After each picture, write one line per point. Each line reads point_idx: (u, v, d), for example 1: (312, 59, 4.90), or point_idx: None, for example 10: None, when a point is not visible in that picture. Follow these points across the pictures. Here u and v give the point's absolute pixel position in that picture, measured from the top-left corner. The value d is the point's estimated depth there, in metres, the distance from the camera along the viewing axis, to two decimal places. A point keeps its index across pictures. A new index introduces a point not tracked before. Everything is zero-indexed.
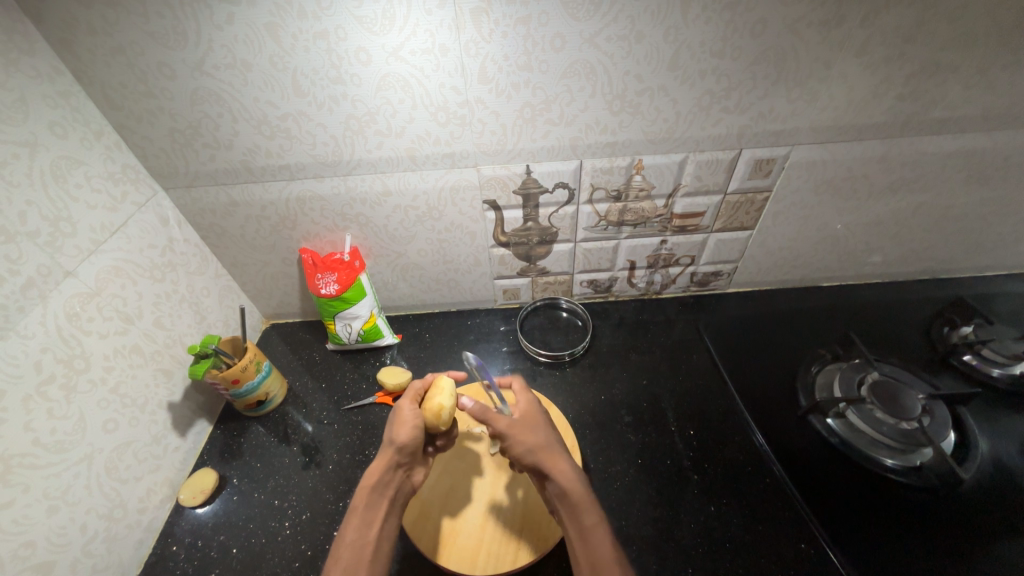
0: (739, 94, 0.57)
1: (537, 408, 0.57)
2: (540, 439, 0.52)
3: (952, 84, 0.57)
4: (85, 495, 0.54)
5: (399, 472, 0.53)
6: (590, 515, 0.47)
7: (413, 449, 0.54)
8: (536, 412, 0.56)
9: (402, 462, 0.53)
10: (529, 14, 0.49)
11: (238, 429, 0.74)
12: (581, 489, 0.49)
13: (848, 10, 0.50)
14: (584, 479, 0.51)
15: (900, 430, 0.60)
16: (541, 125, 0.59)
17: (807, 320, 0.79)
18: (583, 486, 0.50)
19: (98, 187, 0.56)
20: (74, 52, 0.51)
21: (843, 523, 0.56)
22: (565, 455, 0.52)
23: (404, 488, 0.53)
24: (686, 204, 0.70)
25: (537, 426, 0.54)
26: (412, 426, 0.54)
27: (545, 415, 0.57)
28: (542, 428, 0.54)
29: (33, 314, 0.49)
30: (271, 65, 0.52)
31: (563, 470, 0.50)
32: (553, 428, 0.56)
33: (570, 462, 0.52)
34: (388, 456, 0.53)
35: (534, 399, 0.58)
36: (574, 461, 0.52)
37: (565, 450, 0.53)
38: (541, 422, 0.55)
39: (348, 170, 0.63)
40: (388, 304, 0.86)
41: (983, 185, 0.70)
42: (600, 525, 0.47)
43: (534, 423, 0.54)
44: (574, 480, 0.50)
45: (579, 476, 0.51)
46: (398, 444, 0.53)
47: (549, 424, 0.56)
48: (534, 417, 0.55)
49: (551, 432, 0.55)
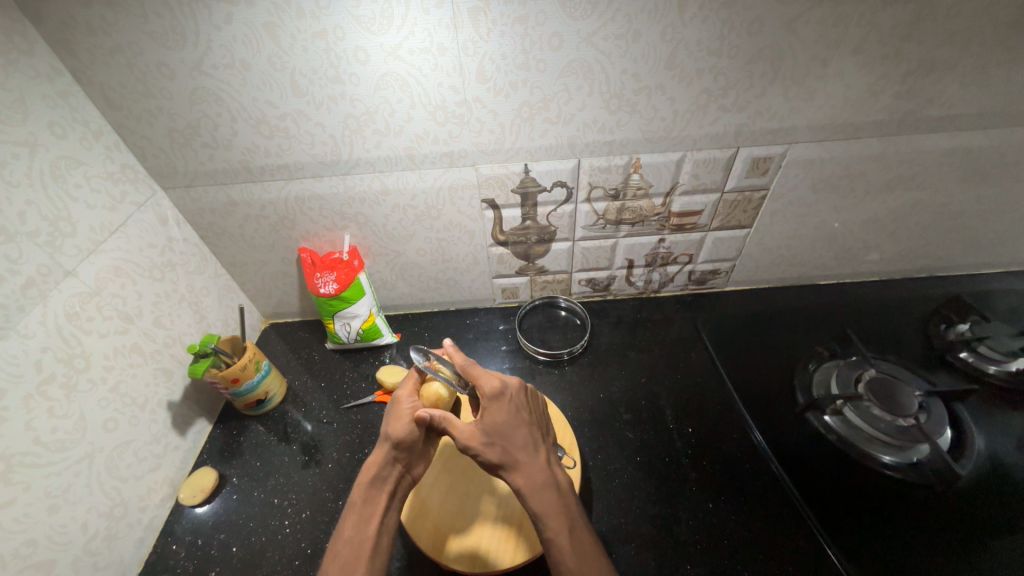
0: (736, 93, 0.58)
1: (504, 406, 0.52)
2: (499, 454, 0.50)
3: (948, 82, 0.57)
4: (85, 494, 0.54)
5: (397, 467, 0.53)
6: (549, 530, 0.47)
7: (410, 445, 0.53)
8: (502, 413, 0.52)
9: (399, 457, 0.53)
10: (527, 13, 0.50)
11: (238, 428, 0.74)
12: (539, 509, 0.47)
13: (844, 9, 0.50)
14: (547, 493, 0.48)
15: (898, 427, 0.60)
16: (539, 124, 0.60)
17: (805, 318, 0.80)
18: (542, 504, 0.48)
19: (98, 187, 0.56)
20: (73, 53, 0.51)
21: (839, 519, 0.56)
22: (527, 468, 0.50)
23: (403, 482, 0.53)
24: (683, 203, 0.70)
25: (499, 438, 0.51)
26: (410, 421, 0.54)
27: (512, 415, 0.52)
28: (504, 437, 0.51)
29: (34, 313, 0.49)
30: (270, 65, 0.52)
31: (521, 490, 0.48)
32: (520, 430, 0.52)
33: (531, 476, 0.49)
34: (385, 450, 0.53)
35: (500, 395, 0.53)
36: (539, 473, 0.49)
37: (531, 459, 0.50)
38: (506, 428, 0.51)
39: (347, 170, 0.63)
40: (387, 303, 0.86)
41: (981, 182, 0.70)
42: (559, 542, 0.46)
43: (495, 434, 0.51)
44: (532, 498, 0.48)
45: (542, 491, 0.49)
46: (393, 440, 0.53)
47: (515, 428, 0.51)
48: (495, 425, 0.51)
49: (516, 439, 0.51)
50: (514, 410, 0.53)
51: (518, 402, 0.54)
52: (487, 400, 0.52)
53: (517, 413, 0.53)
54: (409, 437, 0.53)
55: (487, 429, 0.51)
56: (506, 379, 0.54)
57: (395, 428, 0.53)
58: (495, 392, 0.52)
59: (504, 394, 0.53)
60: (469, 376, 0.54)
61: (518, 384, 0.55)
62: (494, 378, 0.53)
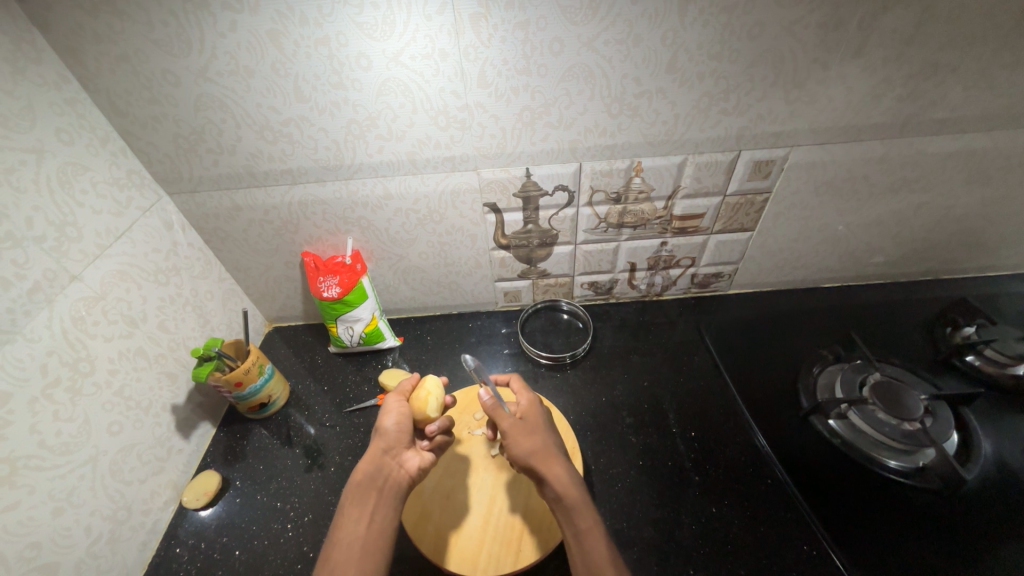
0: (737, 97, 0.58)
1: (541, 413, 0.58)
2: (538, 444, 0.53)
3: (951, 84, 0.57)
4: (89, 497, 0.54)
5: (388, 458, 0.53)
6: (582, 521, 0.47)
7: (399, 435, 0.55)
8: (540, 416, 0.57)
9: (389, 449, 0.54)
10: (528, 19, 0.50)
11: (241, 432, 0.75)
12: (576, 497, 0.48)
13: (844, 12, 0.50)
14: (580, 486, 0.50)
15: (903, 431, 0.60)
16: (540, 129, 0.60)
17: (808, 321, 0.79)
18: (576, 496, 0.49)
19: (104, 193, 0.57)
20: (80, 61, 0.52)
21: (844, 523, 0.56)
22: (562, 461, 0.52)
23: (395, 476, 0.52)
24: (685, 206, 0.70)
25: (538, 431, 0.54)
26: (398, 414, 0.57)
27: (546, 421, 0.57)
28: (542, 433, 0.54)
29: (40, 317, 0.49)
30: (273, 71, 0.53)
31: (557, 477, 0.49)
32: (554, 433, 0.56)
33: (565, 467, 0.51)
34: (377, 446, 0.54)
35: (536, 402, 0.58)
36: (572, 468, 0.52)
37: (563, 457, 0.53)
38: (543, 428, 0.55)
39: (350, 174, 0.63)
40: (389, 307, 0.87)
41: (986, 184, 0.70)
42: (593, 532, 0.47)
43: (535, 427, 0.55)
44: (566, 488, 0.49)
45: (574, 482, 0.50)
46: (383, 431, 0.55)
47: (549, 427, 0.56)
48: (534, 420, 0.56)
49: (550, 438, 0.55)
50: (547, 418, 0.58)
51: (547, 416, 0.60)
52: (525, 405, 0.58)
53: (549, 421, 0.58)
54: (397, 427, 0.55)
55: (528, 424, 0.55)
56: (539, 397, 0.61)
57: (384, 421, 0.56)
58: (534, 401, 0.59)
59: (540, 406, 0.59)
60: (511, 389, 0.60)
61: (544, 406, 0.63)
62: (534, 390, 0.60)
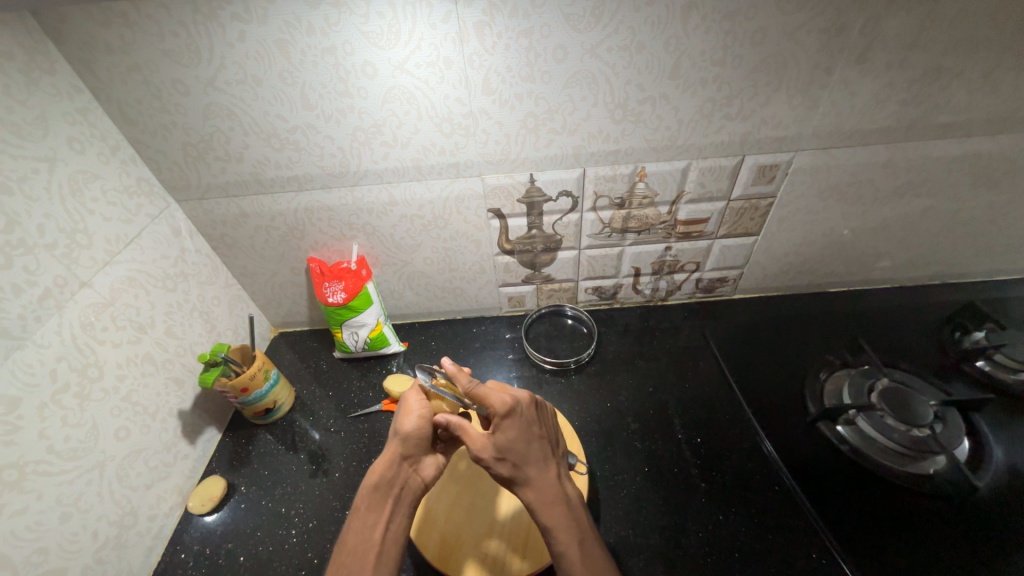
0: (741, 102, 0.58)
1: (515, 423, 0.51)
2: (511, 469, 0.49)
3: (956, 89, 0.57)
4: (96, 502, 0.54)
5: (407, 465, 0.53)
6: (559, 543, 0.46)
7: (418, 441, 0.53)
8: (514, 430, 0.50)
9: (407, 455, 0.53)
10: (531, 27, 0.50)
11: (247, 437, 0.75)
12: (551, 523, 0.47)
13: (847, 18, 0.50)
14: (558, 506, 0.48)
15: (912, 437, 0.59)
16: (544, 135, 0.60)
17: (815, 326, 0.79)
18: (553, 519, 0.47)
19: (114, 200, 0.58)
20: (93, 72, 0.53)
21: (854, 532, 0.55)
22: (539, 483, 0.49)
23: (412, 483, 0.52)
24: (690, 211, 0.70)
25: (512, 454, 0.49)
26: (419, 417, 0.54)
27: (523, 432, 0.51)
28: (515, 454, 0.50)
29: (50, 323, 0.50)
30: (280, 80, 0.54)
31: (532, 503, 0.48)
32: (533, 446, 0.51)
33: (542, 490, 0.49)
34: (394, 450, 0.53)
35: (509, 411, 0.50)
36: (551, 487, 0.49)
37: (542, 474, 0.50)
38: (518, 445, 0.50)
39: (355, 181, 0.64)
40: (394, 312, 0.87)
41: (992, 188, 0.69)
42: (569, 557, 0.46)
43: (507, 450, 0.49)
44: (541, 510, 0.48)
45: (552, 504, 0.48)
46: (402, 434, 0.53)
47: (528, 444, 0.50)
48: (507, 441, 0.50)
49: (528, 454, 0.50)
50: (525, 425, 0.51)
51: (529, 417, 0.53)
52: (498, 416, 0.51)
53: (528, 430, 0.51)
54: (417, 432, 0.53)
55: (499, 446, 0.50)
56: (516, 395, 0.52)
57: (404, 424, 0.54)
58: (505, 409, 0.50)
59: (516, 411, 0.51)
60: (477, 396, 0.52)
61: (529, 398, 0.54)
62: (504, 394, 0.51)
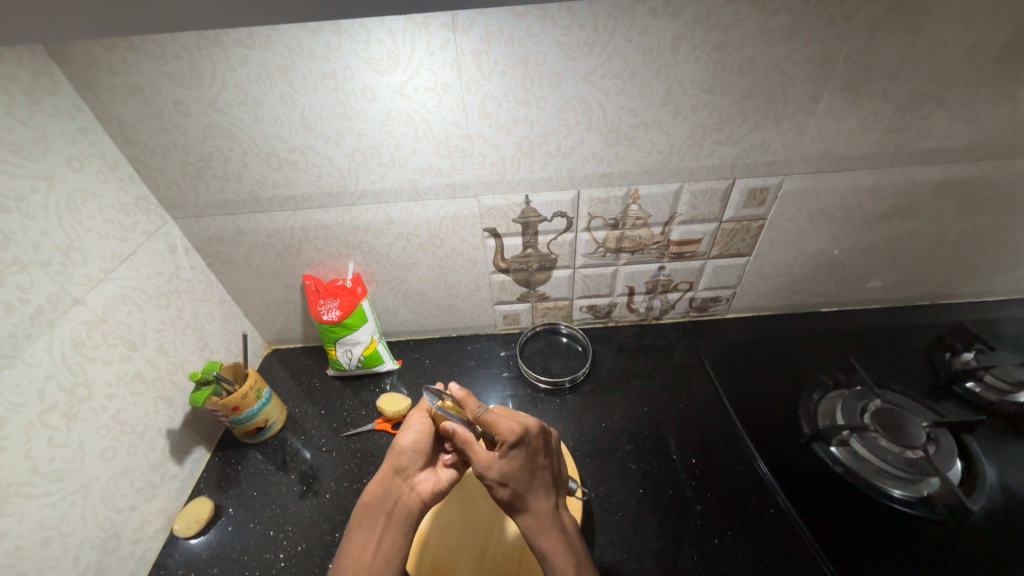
0: (731, 128, 0.59)
1: (522, 453, 0.50)
2: (511, 495, 0.49)
3: (938, 117, 0.59)
4: (79, 526, 0.53)
5: (399, 479, 0.52)
6: (555, 568, 0.47)
7: (414, 456, 0.53)
8: (519, 459, 0.50)
9: (402, 470, 0.52)
10: (527, 55, 0.52)
11: (237, 457, 0.74)
12: (548, 548, 0.47)
13: (831, 49, 0.52)
14: (554, 533, 0.49)
15: (906, 459, 0.59)
16: (539, 158, 0.61)
17: (808, 346, 0.79)
18: (549, 544, 0.48)
19: (111, 218, 0.58)
20: (95, 92, 0.54)
21: (849, 556, 0.55)
22: (538, 511, 0.49)
23: (405, 499, 0.51)
24: (682, 232, 0.71)
25: (514, 481, 0.49)
26: (417, 432, 0.54)
27: (528, 461, 0.50)
28: (518, 482, 0.49)
29: (40, 341, 0.49)
30: (281, 103, 0.55)
31: (529, 530, 0.49)
32: (535, 476, 0.51)
33: (540, 518, 0.49)
34: (388, 466, 0.53)
35: (517, 441, 0.49)
36: (549, 515, 0.49)
37: (541, 501, 0.50)
38: (522, 474, 0.50)
39: (353, 201, 0.65)
40: (388, 330, 0.87)
41: (975, 213, 0.71)
42: None
43: (510, 478, 0.49)
44: (539, 536, 0.48)
45: (549, 530, 0.49)
46: (398, 448, 0.53)
47: (531, 473, 0.50)
48: (511, 470, 0.49)
49: (531, 483, 0.50)
50: (530, 455, 0.51)
51: (535, 447, 0.52)
52: (506, 445, 0.50)
53: (533, 459, 0.51)
54: (415, 446, 0.53)
55: (502, 472, 0.49)
56: (526, 424, 0.51)
57: (402, 438, 0.54)
58: (514, 439, 0.50)
59: (524, 441, 0.50)
60: (486, 423, 0.51)
61: (538, 426, 0.53)
62: (513, 423, 0.50)
